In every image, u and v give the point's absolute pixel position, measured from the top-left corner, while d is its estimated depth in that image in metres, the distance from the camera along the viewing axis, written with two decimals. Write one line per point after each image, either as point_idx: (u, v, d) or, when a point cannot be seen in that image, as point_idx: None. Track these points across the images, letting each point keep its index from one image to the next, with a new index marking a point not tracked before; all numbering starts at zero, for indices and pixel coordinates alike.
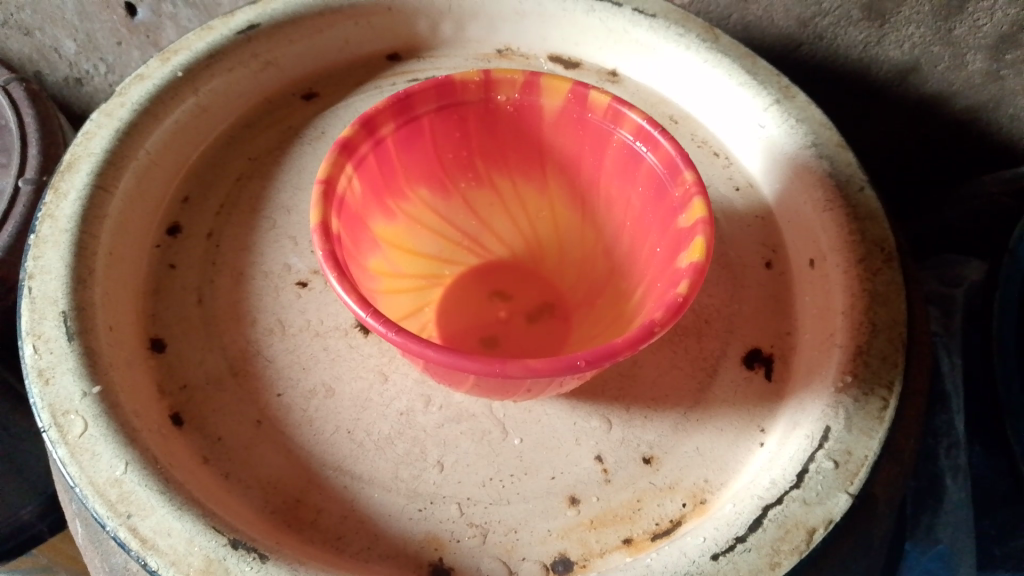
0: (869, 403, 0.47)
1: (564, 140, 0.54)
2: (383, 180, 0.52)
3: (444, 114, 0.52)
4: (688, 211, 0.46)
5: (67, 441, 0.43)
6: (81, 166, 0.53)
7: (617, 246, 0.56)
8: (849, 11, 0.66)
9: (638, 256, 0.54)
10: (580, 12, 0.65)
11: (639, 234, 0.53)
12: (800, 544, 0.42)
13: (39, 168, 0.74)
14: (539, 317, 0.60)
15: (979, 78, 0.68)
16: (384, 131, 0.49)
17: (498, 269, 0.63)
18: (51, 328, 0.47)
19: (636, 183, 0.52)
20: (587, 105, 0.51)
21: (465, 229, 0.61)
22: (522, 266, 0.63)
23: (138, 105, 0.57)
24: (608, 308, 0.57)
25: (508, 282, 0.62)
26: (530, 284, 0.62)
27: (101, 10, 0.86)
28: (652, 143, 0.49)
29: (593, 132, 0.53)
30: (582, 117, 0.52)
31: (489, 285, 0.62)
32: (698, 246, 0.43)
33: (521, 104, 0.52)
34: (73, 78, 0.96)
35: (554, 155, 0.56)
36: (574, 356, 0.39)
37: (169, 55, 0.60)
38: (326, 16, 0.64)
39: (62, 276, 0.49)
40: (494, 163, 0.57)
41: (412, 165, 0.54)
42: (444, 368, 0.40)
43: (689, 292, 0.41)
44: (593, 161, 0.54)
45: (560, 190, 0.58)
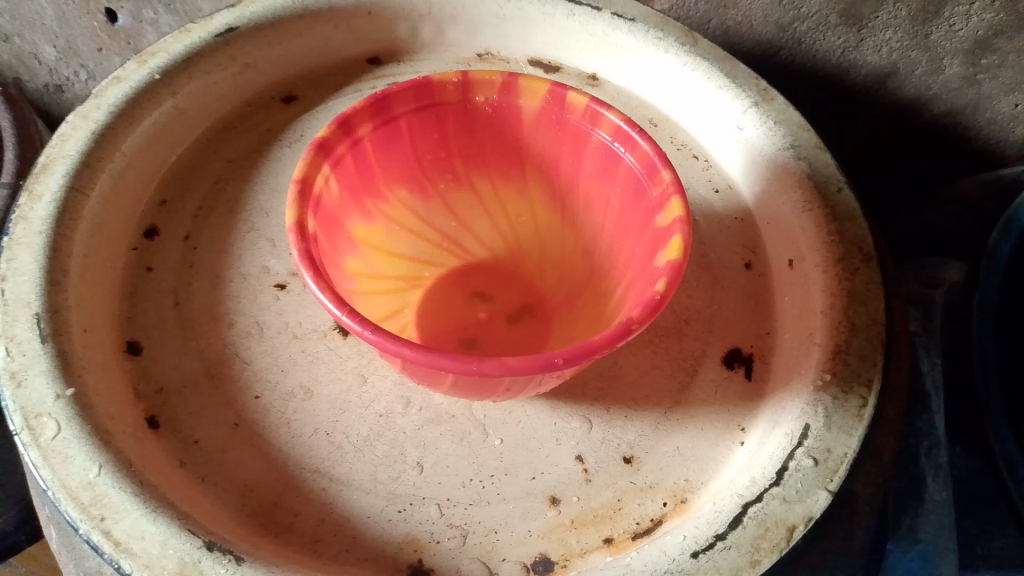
0: (848, 401, 0.47)
1: (543, 141, 0.54)
2: (361, 181, 0.51)
3: (423, 115, 0.52)
4: (666, 210, 0.46)
5: (39, 443, 0.43)
6: (57, 168, 0.53)
7: (595, 248, 0.57)
8: (828, 16, 0.67)
9: (617, 256, 0.54)
10: (559, 15, 0.65)
11: (617, 235, 0.53)
12: (780, 541, 0.42)
13: (16, 173, 0.73)
14: (520, 319, 0.60)
15: (956, 82, 0.69)
16: (362, 131, 0.49)
17: (478, 271, 0.63)
18: (24, 330, 0.46)
19: (615, 183, 0.52)
20: (565, 106, 0.51)
21: (445, 231, 0.61)
22: (502, 269, 0.63)
23: (114, 107, 0.57)
24: (587, 308, 0.56)
25: (487, 285, 0.62)
26: (510, 286, 0.62)
27: (80, 15, 0.85)
28: (630, 143, 0.49)
29: (572, 133, 0.53)
30: (561, 118, 0.52)
31: (469, 287, 0.62)
32: (676, 244, 0.43)
33: (500, 105, 0.52)
34: (54, 84, 0.96)
35: (535, 158, 0.56)
36: (554, 355, 0.39)
37: (147, 57, 0.60)
38: (306, 18, 0.64)
39: (36, 278, 0.48)
40: (474, 165, 0.57)
41: (391, 167, 0.54)
42: (421, 366, 0.40)
43: (667, 291, 0.41)
44: (572, 163, 0.55)
45: (540, 192, 0.58)
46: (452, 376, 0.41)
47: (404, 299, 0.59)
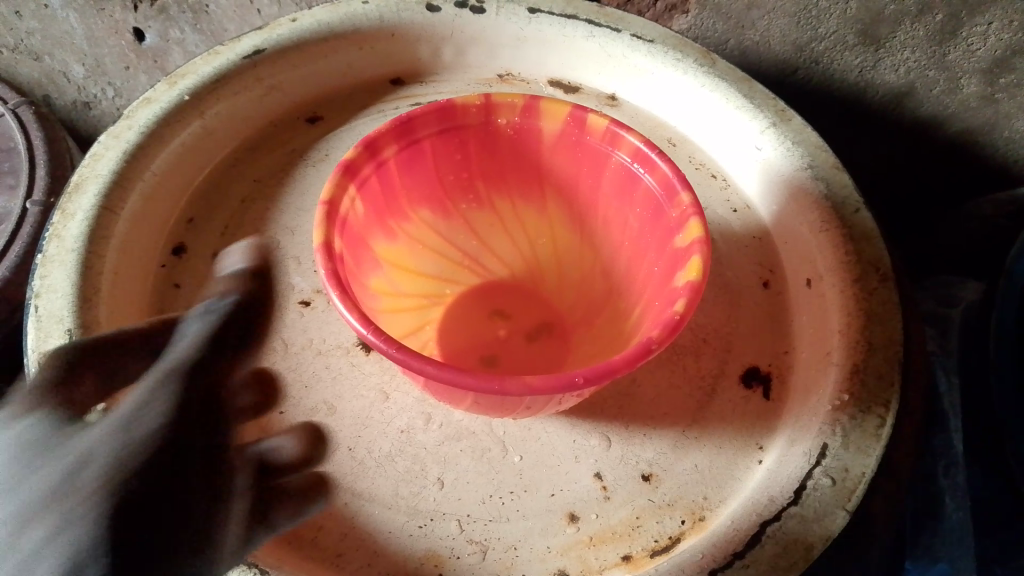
0: (866, 420, 0.47)
1: (563, 163, 0.55)
2: (385, 201, 0.53)
3: (446, 136, 0.53)
4: (685, 231, 0.46)
5: None
6: (89, 187, 0.54)
7: (614, 267, 0.57)
8: (845, 36, 0.68)
9: (635, 276, 0.54)
10: (579, 36, 0.66)
11: (636, 255, 0.54)
12: (798, 560, 0.43)
13: (47, 190, 0.75)
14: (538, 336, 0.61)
15: (974, 101, 0.70)
16: (386, 153, 0.50)
17: (499, 289, 0.64)
18: (57, 346, 0.47)
19: (633, 202, 0.53)
20: (585, 127, 0.52)
21: (466, 250, 0.62)
22: (521, 286, 0.64)
23: (145, 127, 0.58)
24: (606, 326, 0.57)
25: (507, 302, 0.63)
26: (529, 304, 0.63)
27: (109, 35, 0.87)
28: (648, 164, 0.50)
29: (592, 154, 0.53)
30: (580, 140, 0.53)
31: (487, 306, 0.63)
32: (695, 265, 0.44)
33: (521, 126, 0.53)
34: (82, 101, 0.98)
35: (554, 178, 0.57)
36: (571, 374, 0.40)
37: (176, 79, 0.62)
38: (330, 40, 0.65)
39: (69, 295, 0.49)
40: (495, 184, 0.58)
41: (414, 186, 0.55)
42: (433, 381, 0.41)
43: (684, 313, 0.42)
44: (591, 183, 0.55)
45: (560, 212, 0.59)
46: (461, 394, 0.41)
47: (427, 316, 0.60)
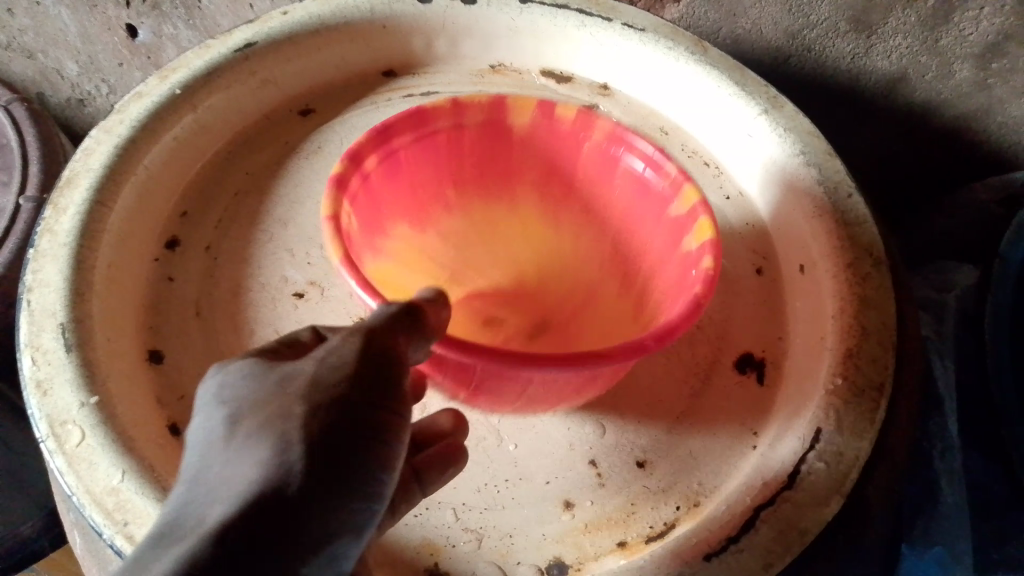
0: (861, 404, 0.47)
1: (535, 151, 0.56)
2: (371, 214, 0.52)
3: (421, 142, 0.52)
4: (683, 197, 0.48)
5: (65, 450, 0.44)
6: (81, 181, 0.54)
7: (615, 244, 0.59)
8: (837, 23, 0.67)
9: (641, 253, 0.56)
10: (571, 26, 0.65)
11: (636, 232, 0.56)
12: (793, 544, 0.43)
13: (41, 187, 0.75)
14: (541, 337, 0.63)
15: (967, 87, 0.69)
16: (368, 164, 0.49)
17: (485, 299, 0.65)
18: (50, 340, 0.47)
19: (622, 183, 0.54)
20: (554, 117, 0.53)
21: (440, 259, 0.62)
22: (508, 295, 0.65)
23: (137, 121, 0.58)
24: (625, 310, 0.58)
25: (498, 309, 0.64)
26: (519, 309, 0.65)
27: (102, 32, 0.87)
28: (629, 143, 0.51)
29: (566, 139, 0.55)
30: (551, 127, 0.54)
31: (479, 314, 0.63)
32: (707, 225, 0.46)
33: (484, 126, 0.54)
34: (76, 99, 0.98)
35: (532, 172, 0.58)
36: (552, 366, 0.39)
37: (167, 73, 0.61)
38: (321, 33, 0.65)
39: (61, 289, 0.49)
40: (469, 188, 0.59)
41: (389, 201, 0.54)
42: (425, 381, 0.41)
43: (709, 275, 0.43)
44: (569, 165, 0.57)
45: (529, 203, 0.61)
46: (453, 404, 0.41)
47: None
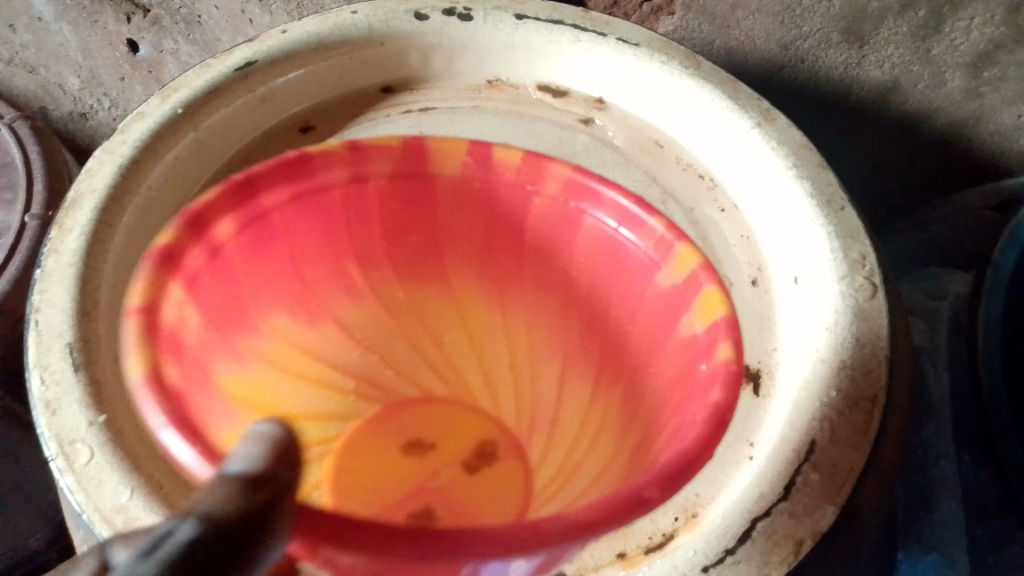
0: (854, 415, 0.48)
1: (458, 215, 0.60)
2: (223, 300, 0.55)
3: (302, 201, 0.57)
4: (676, 261, 0.54)
5: (73, 469, 0.45)
6: (84, 203, 0.55)
7: (588, 312, 0.58)
8: (828, 34, 0.69)
9: (626, 331, 0.56)
10: (565, 42, 0.66)
11: (621, 307, 0.57)
12: (789, 555, 0.44)
13: (45, 203, 0.76)
14: (487, 457, 0.53)
15: (959, 95, 0.70)
16: (219, 232, 0.55)
17: (405, 422, 0.55)
18: (57, 359, 0.48)
19: (592, 248, 0.58)
20: (490, 164, 0.59)
21: (341, 360, 0.58)
22: (431, 402, 0.56)
23: (139, 142, 0.59)
24: (603, 379, 0.55)
25: (420, 431, 0.54)
26: (446, 427, 0.55)
27: (103, 47, 0.88)
28: (596, 202, 0.57)
29: (510, 194, 0.59)
30: (489, 181, 0.59)
31: (398, 439, 0.54)
32: (709, 306, 0.51)
33: (386, 192, 0.59)
34: (78, 113, 0.99)
35: (461, 276, 0.60)
36: (470, 548, 0.38)
37: (168, 93, 0.62)
38: (320, 50, 0.66)
39: (67, 309, 0.50)
40: (404, 272, 0.60)
41: (269, 266, 0.57)
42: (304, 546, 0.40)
43: (737, 361, 0.47)
44: (509, 227, 0.59)
45: (467, 285, 0.60)
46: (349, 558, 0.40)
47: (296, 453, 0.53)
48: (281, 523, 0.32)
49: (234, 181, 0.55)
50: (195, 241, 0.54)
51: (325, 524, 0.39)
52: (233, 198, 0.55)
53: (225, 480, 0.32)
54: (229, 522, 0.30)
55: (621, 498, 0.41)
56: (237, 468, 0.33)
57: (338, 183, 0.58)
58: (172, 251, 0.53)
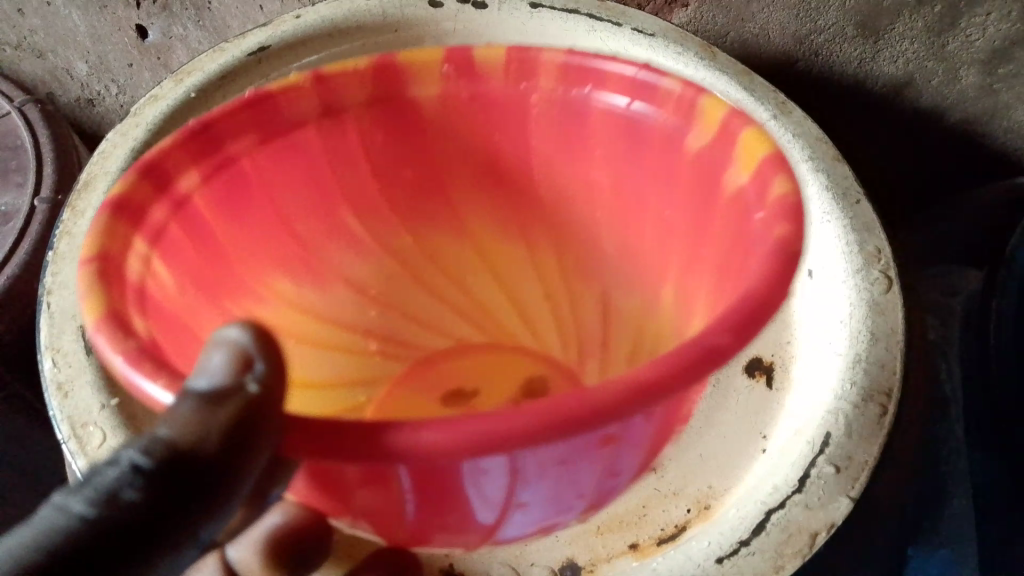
0: (868, 408, 0.48)
1: (463, 140, 0.59)
2: (209, 261, 0.53)
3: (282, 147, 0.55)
4: (701, 126, 0.47)
5: (86, 451, 0.44)
6: (99, 185, 0.56)
7: (601, 233, 0.61)
8: (843, 28, 0.68)
9: (647, 235, 0.57)
10: (581, 31, 0.66)
11: (634, 216, 0.57)
12: (803, 548, 0.44)
13: (55, 187, 0.75)
14: (539, 395, 0.65)
15: (973, 91, 0.70)
16: (190, 186, 0.50)
17: (456, 368, 0.68)
18: (69, 342, 0.48)
19: (609, 129, 0.53)
20: (478, 72, 0.54)
21: (358, 322, 0.65)
22: (471, 352, 0.69)
23: (152, 125, 0.59)
24: (650, 293, 0.59)
25: (465, 379, 0.68)
26: (489, 373, 0.68)
27: (112, 32, 0.88)
28: (601, 85, 0.52)
29: (511, 113, 0.56)
30: (485, 98, 0.55)
31: (442, 389, 0.67)
32: (745, 160, 0.44)
33: (366, 116, 0.56)
34: (86, 98, 0.98)
35: (470, 210, 0.63)
36: (503, 440, 0.32)
37: (184, 76, 0.63)
38: (334, 37, 0.66)
39: (80, 292, 0.50)
40: (407, 212, 0.63)
41: (252, 213, 0.56)
42: (320, 495, 0.39)
43: (797, 194, 0.40)
44: (515, 152, 0.59)
45: (482, 226, 0.64)
46: (367, 498, 0.39)
47: (352, 423, 0.63)
48: (257, 446, 0.33)
49: (189, 130, 0.50)
50: (159, 196, 0.47)
51: (319, 440, 0.33)
52: (193, 146, 0.50)
53: (189, 398, 0.33)
54: (190, 453, 0.32)
55: (683, 358, 0.33)
56: (202, 386, 0.34)
57: (312, 119, 0.54)
58: (158, 167, 0.48)
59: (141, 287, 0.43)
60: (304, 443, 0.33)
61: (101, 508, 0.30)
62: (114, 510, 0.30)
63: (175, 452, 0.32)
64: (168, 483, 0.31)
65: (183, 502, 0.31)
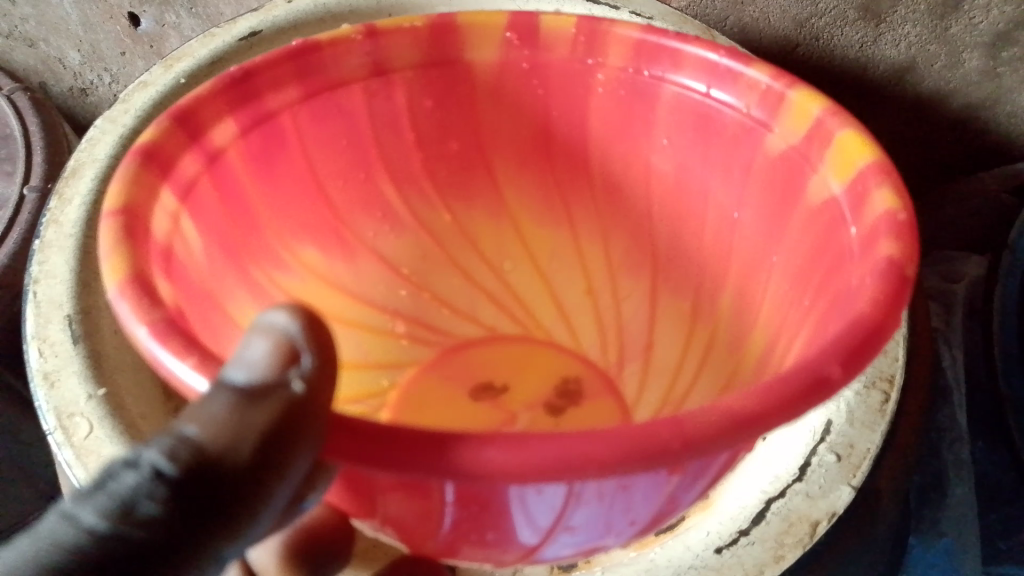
0: (870, 395, 0.47)
1: (516, 119, 0.58)
2: (238, 236, 0.52)
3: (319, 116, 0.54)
4: (790, 115, 0.47)
5: (72, 442, 0.44)
6: (86, 172, 0.54)
7: (653, 219, 0.59)
8: (845, 11, 0.67)
9: (708, 225, 0.56)
10: (577, 15, 0.65)
11: (695, 202, 0.56)
12: (804, 537, 0.43)
13: (45, 176, 0.74)
14: (572, 396, 0.64)
15: (975, 76, 0.69)
16: (226, 145, 0.49)
17: (484, 361, 0.66)
18: (57, 331, 0.48)
19: (676, 112, 0.53)
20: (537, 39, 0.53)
21: (388, 303, 0.65)
22: (504, 343, 0.67)
23: (141, 111, 0.58)
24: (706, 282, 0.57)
25: (494, 373, 0.65)
26: (520, 369, 0.66)
27: (105, 20, 0.86)
28: (676, 64, 0.51)
29: (570, 93, 0.56)
30: (546, 75, 0.55)
31: (468, 380, 0.65)
32: (842, 160, 0.43)
33: (415, 83, 0.56)
34: (79, 88, 0.97)
35: (512, 188, 0.62)
36: (578, 469, 0.28)
37: (173, 62, 0.61)
38: (327, 21, 0.64)
39: (68, 280, 0.49)
40: (446, 186, 0.62)
41: (287, 187, 0.55)
42: (353, 495, 0.37)
43: (905, 207, 0.38)
44: (572, 132, 0.58)
45: (521, 206, 0.63)
46: (403, 505, 0.37)
47: (369, 408, 0.63)
48: (298, 451, 0.28)
49: (229, 77, 0.49)
50: (190, 146, 0.46)
51: (362, 445, 0.29)
52: (233, 94, 0.49)
53: (226, 395, 0.28)
54: (220, 460, 0.27)
55: (797, 378, 0.31)
56: (240, 378, 0.29)
57: (358, 80, 0.54)
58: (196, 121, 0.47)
59: (169, 247, 0.42)
60: (350, 455, 0.30)
61: (115, 522, 0.25)
62: (131, 528, 0.25)
63: (203, 457, 0.27)
64: (189, 498, 0.26)
65: (201, 525, 0.26)
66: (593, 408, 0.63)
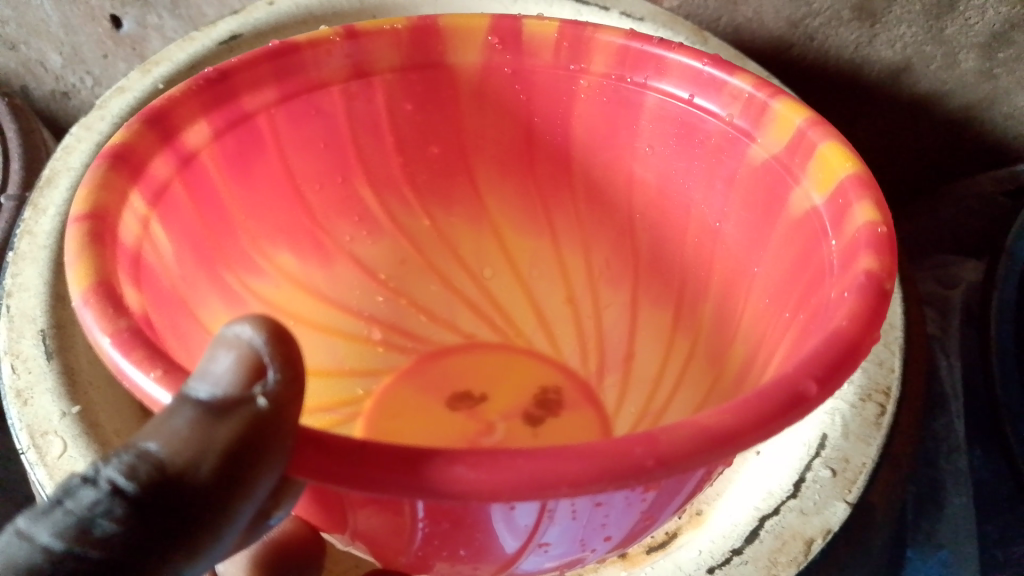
0: (865, 408, 0.46)
1: (497, 121, 0.57)
2: (210, 241, 0.50)
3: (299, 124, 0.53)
4: (775, 123, 0.46)
5: (45, 461, 0.42)
6: (60, 181, 0.53)
7: (638, 223, 0.58)
8: (839, 11, 0.66)
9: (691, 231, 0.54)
10: (566, 15, 0.64)
11: (678, 207, 0.55)
12: (798, 555, 0.42)
13: (22, 184, 0.73)
14: (551, 407, 0.62)
15: (971, 77, 0.68)
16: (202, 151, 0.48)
17: (462, 369, 0.64)
18: (29, 347, 0.46)
19: (661, 120, 0.52)
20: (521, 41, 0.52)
21: (365, 308, 0.63)
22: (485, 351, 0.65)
23: (117, 117, 0.56)
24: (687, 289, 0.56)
25: (472, 382, 0.63)
26: (497, 379, 0.64)
27: (86, 22, 0.85)
28: (660, 72, 0.50)
29: (552, 95, 0.55)
30: (530, 77, 0.54)
31: (441, 388, 0.63)
32: (824, 170, 0.42)
33: (398, 89, 0.54)
34: (60, 91, 0.95)
35: (494, 193, 0.61)
36: (555, 489, 0.27)
37: (150, 66, 0.60)
38: (309, 23, 0.63)
39: (42, 293, 0.48)
40: (428, 193, 0.61)
41: (262, 193, 0.54)
42: (323, 509, 0.36)
43: (886, 222, 0.37)
44: (555, 135, 0.57)
45: (501, 211, 0.62)
46: (375, 523, 0.35)
47: (343, 415, 0.61)
48: (264, 469, 0.26)
49: (206, 78, 0.47)
50: (163, 148, 0.44)
51: (329, 460, 0.27)
52: (208, 97, 0.47)
53: (187, 410, 0.26)
54: (180, 478, 0.25)
55: (773, 394, 0.30)
56: (204, 393, 0.27)
57: (339, 81, 0.52)
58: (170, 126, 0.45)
59: (139, 253, 0.40)
60: (315, 470, 0.28)
61: (73, 542, 0.24)
62: (85, 548, 0.24)
63: (161, 476, 0.25)
64: (143, 518, 0.25)
65: (158, 545, 0.24)
66: (575, 419, 0.61)
